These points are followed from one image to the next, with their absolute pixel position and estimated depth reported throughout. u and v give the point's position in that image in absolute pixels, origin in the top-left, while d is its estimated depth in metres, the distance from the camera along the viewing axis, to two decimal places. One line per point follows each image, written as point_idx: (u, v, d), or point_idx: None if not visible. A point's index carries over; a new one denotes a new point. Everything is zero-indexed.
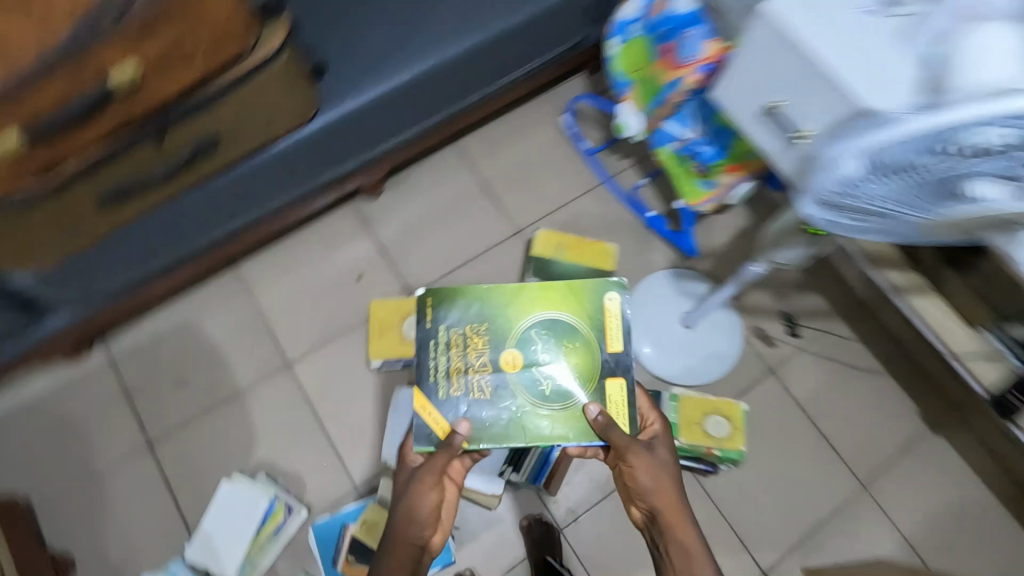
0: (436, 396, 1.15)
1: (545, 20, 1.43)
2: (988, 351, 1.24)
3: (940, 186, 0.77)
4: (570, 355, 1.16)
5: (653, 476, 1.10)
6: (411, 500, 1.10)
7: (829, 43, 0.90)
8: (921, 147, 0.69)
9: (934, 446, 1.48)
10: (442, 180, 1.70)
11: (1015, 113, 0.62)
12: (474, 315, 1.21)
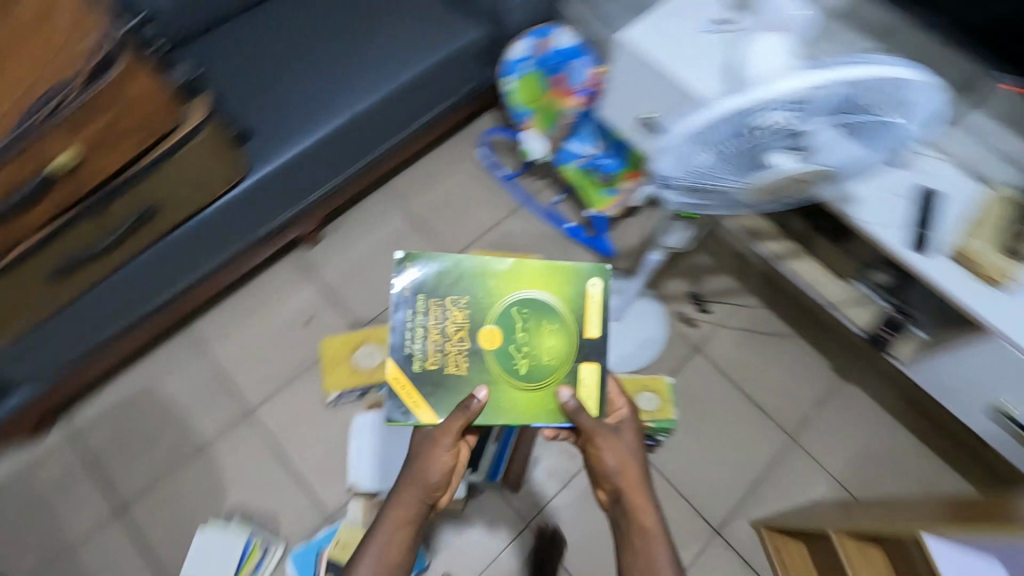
0: (407, 362, 0.99)
1: (440, 74, 1.54)
2: (858, 297, 1.34)
3: (745, 160, 0.87)
4: (547, 339, 1.01)
5: (616, 458, 1.02)
6: (424, 457, 1.00)
7: (670, 61, 1.19)
8: (728, 127, 0.80)
9: (846, 393, 1.67)
10: (380, 222, 1.81)
11: (796, 92, 0.74)
12: (456, 281, 1.02)
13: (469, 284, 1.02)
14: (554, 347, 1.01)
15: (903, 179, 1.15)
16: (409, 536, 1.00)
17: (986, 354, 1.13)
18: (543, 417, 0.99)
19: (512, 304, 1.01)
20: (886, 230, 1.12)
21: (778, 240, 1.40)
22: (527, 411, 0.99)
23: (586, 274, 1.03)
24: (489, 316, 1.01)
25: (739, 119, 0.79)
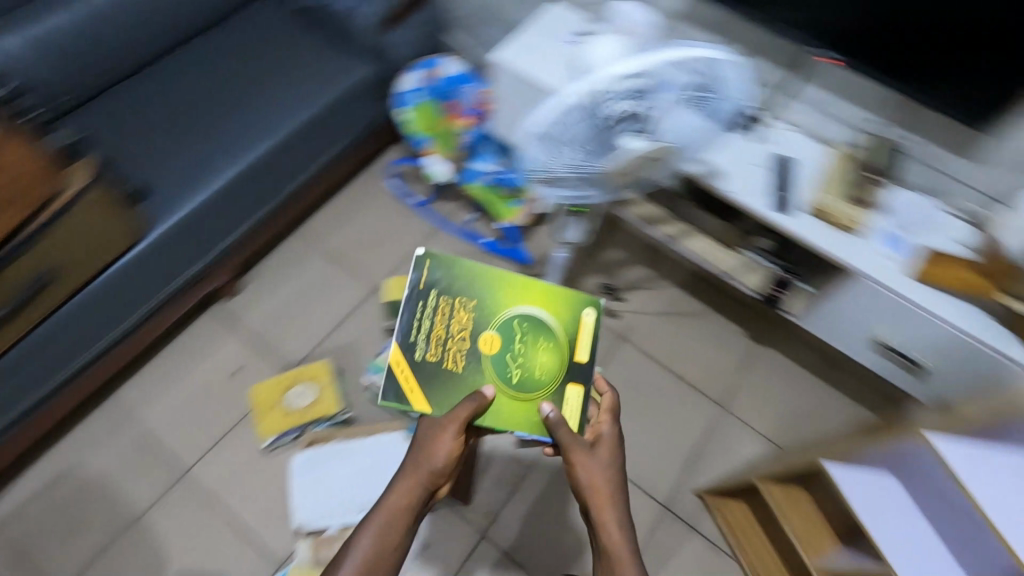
0: (411, 351, 1.03)
1: (335, 112, 1.60)
2: (748, 263, 1.46)
3: (601, 149, 0.95)
4: (540, 354, 1.05)
5: (588, 474, 0.97)
6: (429, 443, 0.97)
7: (544, 74, 1.31)
8: (577, 113, 0.89)
9: (763, 357, 1.79)
10: (299, 264, 1.82)
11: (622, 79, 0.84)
12: (467, 283, 1.08)
13: (478, 287, 1.08)
14: (548, 365, 1.04)
15: (759, 151, 1.28)
16: (405, 526, 0.95)
17: (857, 294, 1.24)
18: (528, 428, 1.00)
19: (516, 315, 1.06)
20: (753, 197, 1.24)
21: (669, 223, 1.52)
22: (512, 418, 1.00)
23: (583, 303, 1.10)
24: (491, 321, 1.05)
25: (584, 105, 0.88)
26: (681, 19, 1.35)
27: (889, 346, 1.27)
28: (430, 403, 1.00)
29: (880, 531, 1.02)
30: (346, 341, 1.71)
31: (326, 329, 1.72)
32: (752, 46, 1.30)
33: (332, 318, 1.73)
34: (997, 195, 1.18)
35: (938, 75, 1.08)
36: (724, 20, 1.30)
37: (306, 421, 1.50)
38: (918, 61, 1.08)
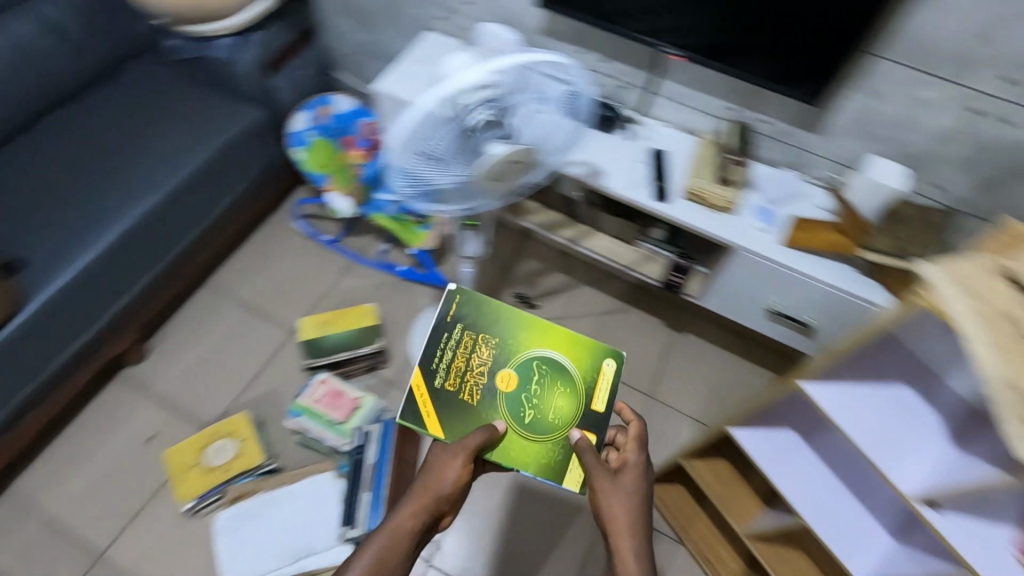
0: (431, 378, 1.06)
1: (224, 159, 1.58)
2: (646, 254, 1.54)
3: (469, 154, 0.99)
4: (556, 397, 1.05)
5: (612, 504, 0.97)
6: (437, 467, 0.97)
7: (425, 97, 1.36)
8: (435, 121, 0.92)
9: (683, 343, 1.86)
10: (210, 318, 1.77)
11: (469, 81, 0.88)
12: (490, 321, 1.11)
13: (501, 324, 1.11)
14: (562, 410, 1.05)
15: (636, 148, 1.39)
16: (405, 555, 0.91)
17: (739, 267, 1.33)
18: (537, 469, 1.01)
19: (537, 357, 1.08)
20: (632, 190, 1.32)
21: (569, 226, 1.59)
22: (519, 456, 1.01)
23: (603, 353, 1.10)
24: (512, 360, 1.07)
25: (439, 112, 0.91)
26: (545, 34, 1.43)
27: (779, 311, 1.37)
28: (447, 431, 1.02)
29: (788, 484, 1.07)
30: (267, 389, 1.66)
31: (246, 379, 1.67)
32: (611, 52, 1.38)
33: (250, 369, 1.69)
34: (845, 162, 1.31)
35: (771, 62, 1.18)
36: (585, 32, 1.38)
37: (229, 477, 1.45)
38: (769, 54, 1.17)
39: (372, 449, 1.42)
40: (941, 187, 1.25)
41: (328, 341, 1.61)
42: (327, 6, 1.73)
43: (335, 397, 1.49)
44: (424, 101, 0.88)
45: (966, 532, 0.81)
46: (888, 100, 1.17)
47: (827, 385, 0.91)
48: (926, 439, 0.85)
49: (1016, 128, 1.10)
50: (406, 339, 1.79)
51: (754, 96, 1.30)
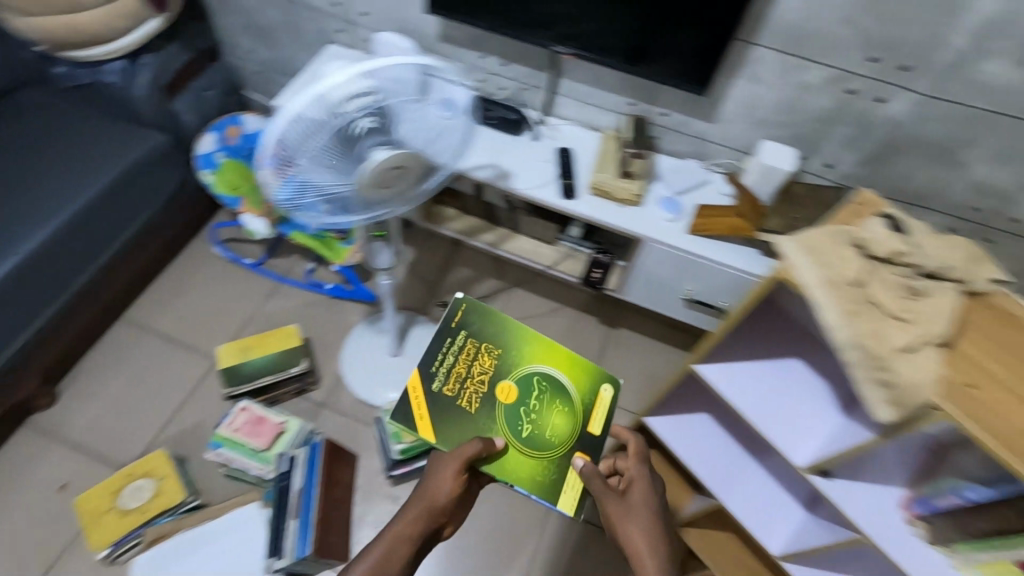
0: (430, 382, 1.06)
1: (123, 187, 1.52)
2: (566, 253, 1.56)
3: (351, 158, 0.96)
4: (551, 415, 1.08)
5: (620, 527, 1.00)
6: (432, 475, 1.00)
7: None
8: (311, 125, 0.89)
9: (618, 338, 1.88)
10: (125, 353, 1.69)
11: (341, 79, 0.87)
12: (495, 331, 1.12)
13: (505, 336, 1.12)
14: (560, 430, 1.08)
15: (542, 148, 1.40)
16: (407, 561, 0.97)
17: (649, 258, 1.34)
18: (532, 485, 1.03)
19: (540, 373, 1.10)
20: (539, 189, 1.33)
21: (488, 231, 1.59)
22: (512, 470, 1.03)
23: (602, 377, 1.13)
24: (515, 372, 1.09)
25: (312, 117, 0.88)
26: (445, 40, 1.43)
27: (694, 298, 1.39)
28: (446, 438, 1.04)
29: (703, 467, 1.08)
30: (190, 422, 1.60)
31: (166, 414, 1.60)
32: (510, 55, 1.39)
33: (171, 402, 1.62)
34: (741, 148, 1.36)
35: (661, 54, 1.20)
36: (483, 36, 1.39)
37: (147, 518, 1.38)
38: (656, 50, 1.20)
39: (298, 475, 1.38)
40: (830, 165, 1.32)
41: (247, 368, 1.55)
42: (228, 23, 1.69)
43: (258, 423, 1.44)
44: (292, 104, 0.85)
45: (854, 496, 0.83)
46: (772, 86, 1.22)
47: (724, 365, 0.94)
48: (815, 411, 0.88)
49: (888, 104, 1.16)
50: (337, 358, 1.75)
51: (651, 89, 1.33)
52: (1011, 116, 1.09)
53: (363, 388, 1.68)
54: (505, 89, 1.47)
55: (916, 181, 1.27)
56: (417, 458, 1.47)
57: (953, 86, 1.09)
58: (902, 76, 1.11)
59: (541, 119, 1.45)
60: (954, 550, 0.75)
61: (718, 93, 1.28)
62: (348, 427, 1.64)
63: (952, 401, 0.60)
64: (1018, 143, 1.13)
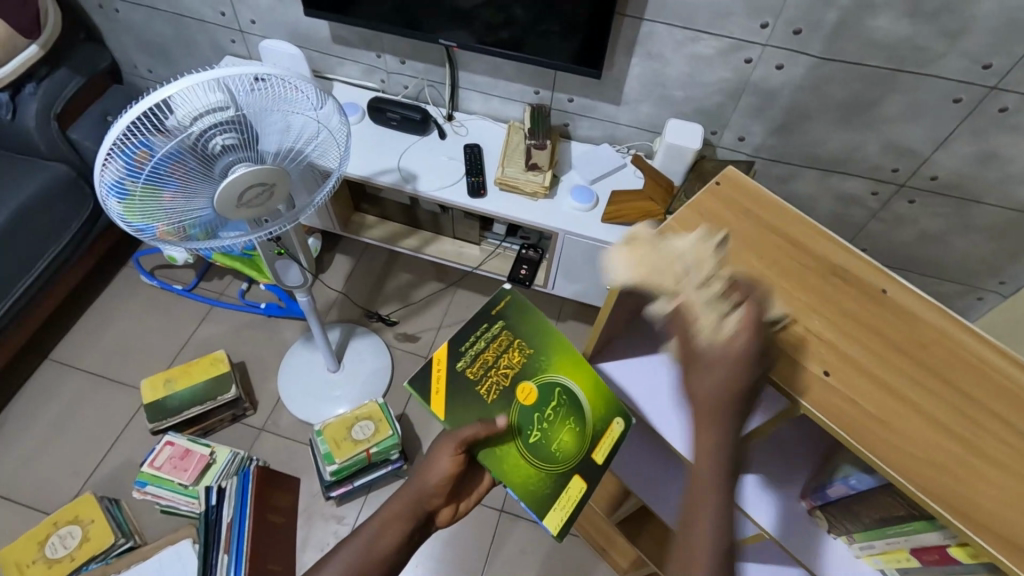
0: (455, 360, 0.77)
1: (25, 225, 1.46)
2: (493, 251, 1.54)
3: (210, 175, 0.90)
4: (558, 432, 0.77)
5: (713, 406, 0.55)
6: (423, 458, 0.75)
7: None
8: (152, 140, 0.82)
9: (567, 330, 1.81)
10: (54, 394, 1.64)
11: (179, 91, 0.82)
12: (530, 329, 0.80)
13: (543, 333, 0.80)
14: (567, 450, 0.77)
15: (449, 147, 1.35)
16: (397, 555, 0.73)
17: (566, 249, 1.30)
18: (522, 494, 0.73)
19: (564, 386, 0.79)
20: (447, 189, 1.28)
21: (410, 235, 1.55)
22: (511, 473, 0.74)
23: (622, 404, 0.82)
24: (544, 376, 0.78)
25: (153, 131, 0.82)
26: (338, 42, 1.37)
27: None
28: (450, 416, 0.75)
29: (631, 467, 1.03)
30: (122, 461, 1.55)
31: (97, 454, 1.55)
32: (404, 52, 1.34)
33: (102, 441, 1.57)
34: (651, 128, 1.32)
35: (550, 40, 1.16)
36: (374, 36, 1.33)
37: (77, 565, 1.33)
38: (544, 33, 1.15)
39: (228, 506, 1.36)
40: (742, 138, 1.28)
41: (171, 399, 1.51)
42: (125, 44, 1.63)
43: (182, 457, 1.42)
44: (123, 118, 0.80)
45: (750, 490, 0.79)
46: (669, 61, 1.17)
47: (612, 363, 0.90)
48: None
49: (786, 71, 1.12)
50: (275, 379, 1.70)
51: (553, 75, 1.28)
52: (909, 71, 1.06)
53: (302, 407, 1.63)
54: (408, 88, 1.42)
55: (831, 146, 1.23)
56: (353, 475, 1.43)
57: (846, 46, 1.05)
58: (796, 40, 1.07)
59: (447, 115, 1.40)
60: (855, 539, 0.72)
61: (617, 73, 1.23)
62: (289, 450, 1.59)
63: (801, 390, 0.58)
64: (922, 99, 1.09)
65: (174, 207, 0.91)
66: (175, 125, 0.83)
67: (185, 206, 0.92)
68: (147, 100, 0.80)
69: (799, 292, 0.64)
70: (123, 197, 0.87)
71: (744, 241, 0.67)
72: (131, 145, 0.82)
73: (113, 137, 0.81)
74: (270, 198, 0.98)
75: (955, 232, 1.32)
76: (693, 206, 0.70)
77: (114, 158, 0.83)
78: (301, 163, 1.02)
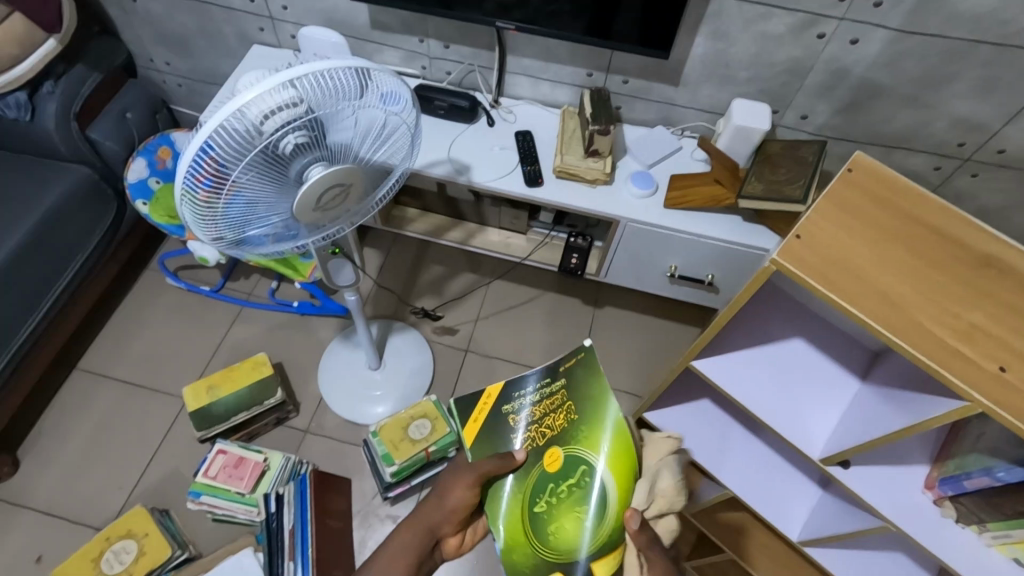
0: (505, 414, 0.81)
1: (53, 231, 1.39)
2: (539, 241, 1.50)
3: (284, 180, 0.84)
4: (564, 517, 0.75)
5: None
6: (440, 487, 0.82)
7: None
8: (230, 148, 0.77)
9: (606, 317, 1.79)
10: (87, 407, 1.58)
11: (258, 94, 0.75)
12: (593, 401, 0.79)
13: (600, 410, 0.78)
14: (567, 536, 0.74)
15: (500, 135, 1.30)
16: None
17: (627, 238, 1.26)
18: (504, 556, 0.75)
19: (590, 465, 0.76)
20: (502, 179, 1.24)
21: (455, 228, 1.50)
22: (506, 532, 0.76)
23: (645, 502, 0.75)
24: (573, 448, 0.77)
25: (232, 139, 0.76)
26: (378, 27, 1.31)
27: (679, 274, 1.31)
28: (476, 448, 0.80)
29: (709, 456, 1.03)
30: (167, 471, 1.51)
31: (140, 466, 1.51)
32: (450, 36, 1.28)
33: (143, 452, 1.53)
34: (709, 109, 1.28)
35: (610, 20, 1.11)
36: (419, 20, 1.27)
37: None
38: (606, 12, 1.09)
39: (289, 512, 1.35)
40: (805, 117, 1.25)
41: (216, 408, 1.45)
42: (140, 37, 1.54)
43: (236, 465, 1.39)
44: (204, 124, 0.74)
45: (875, 485, 0.77)
46: (735, 39, 1.13)
47: (714, 358, 0.87)
48: (827, 381, 0.83)
49: (860, 46, 1.09)
50: (315, 379, 1.66)
51: (609, 55, 1.23)
52: (992, 44, 1.02)
53: (348, 407, 1.60)
54: (451, 74, 1.37)
55: (898, 123, 1.20)
56: (410, 476, 1.40)
57: (927, 19, 1.02)
58: (874, 14, 1.03)
59: (494, 101, 1.35)
60: (987, 528, 0.71)
61: (679, 54, 1.19)
62: (338, 451, 1.55)
63: (981, 389, 0.56)
64: (1000, 73, 1.06)
65: (245, 212, 0.87)
66: (251, 129, 0.77)
67: (258, 210, 0.87)
68: (227, 106, 0.74)
69: (954, 285, 0.63)
70: (193, 203, 0.82)
71: (889, 233, 0.66)
72: (206, 153, 0.77)
73: (190, 146, 0.76)
74: (342, 198, 0.94)
75: (1017, 208, 1.30)
76: (827, 197, 0.68)
77: (189, 169, 0.77)
78: (371, 163, 0.96)
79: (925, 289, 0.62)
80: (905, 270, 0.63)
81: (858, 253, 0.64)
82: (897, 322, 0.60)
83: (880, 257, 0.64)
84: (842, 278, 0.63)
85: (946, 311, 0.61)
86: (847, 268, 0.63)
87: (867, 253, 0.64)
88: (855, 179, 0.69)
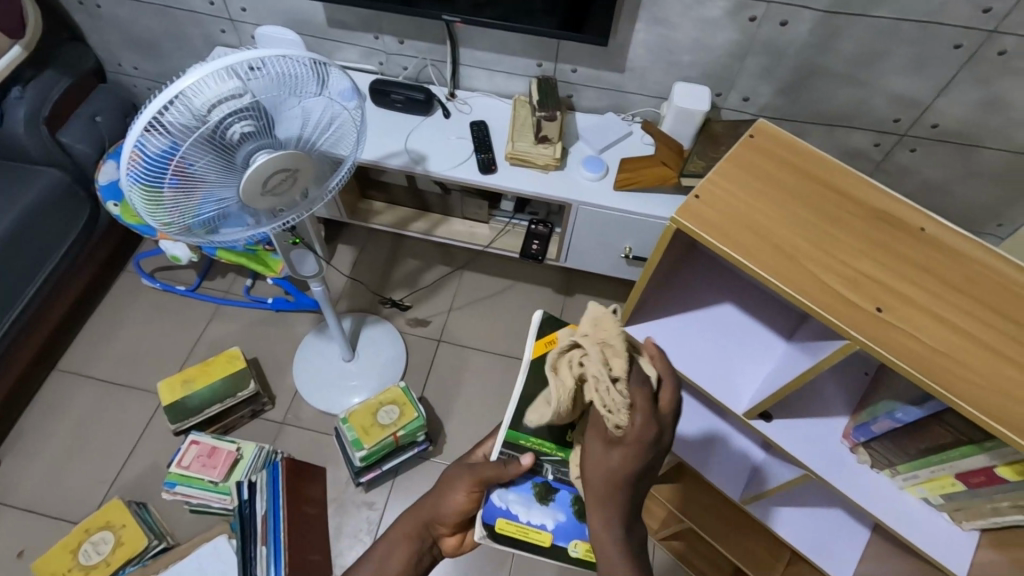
0: None
1: (26, 233, 1.42)
2: (502, 229, 1.54)
3: (229, 165, 0.88)
4: None
5: (606, 483, 0.63)
6: (442, 487, 0.80)
7: None
8: (172, 134, 0.81)
9: (576, 303, 1.83)
10: (66, 406, 1.61)
11: (193, 82, 0.79)
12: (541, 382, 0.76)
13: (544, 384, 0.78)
14: None
15: (456, 126, 1.35)
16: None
17: (580, 221, 1.30)
18: None
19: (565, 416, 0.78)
20: (457, 167, 1.28)
21: (419, 219, 1.54)
22: None
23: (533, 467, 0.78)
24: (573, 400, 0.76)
25: (171, 125, 0.80)
26: (337, 25, 1.35)
27: (634, 255, 1.36)
28: None
29: None
30: (146, 465, 1.54)
31: (119, 462, 1.54)
32: (406, 32, 1.33)
33: (123, 448, 1.56)
34: (657, 94, 1.33)
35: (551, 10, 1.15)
36: (375, 18, 1.31)
37: (113, 570, 1.32)
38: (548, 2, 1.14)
39: (261, 500, 1.37)
40: (747, 99, 1.30)
41: (189, 400, 1.49)
42: (109, 42, 1.58)
43: (210, 454, 1.43)
44: (145, 112, 0.78)
45: (796, 437, 0.81)
46: (674, 25, 1.18)
47: (650, 323, 0.91)
48: (757, 342, 0.88)
49: (791, 28, 1.14)
50: (291, 372, 1.69)
51: (557, 45, 1.27)
52: (914, 21, 1.07)
53: (321, 397, 1.63)
54: (408, 69, 1.42)
55: (835, 101, 1.25)
56: (381, 460, 1.44)
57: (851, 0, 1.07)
58: None
59: (451, 94, 1.39)
60: (898, 470, 0.76)
61: (622, 40, 1.23)
62: (314, 441, 1.59)
63: (861, 328, 0.60)
64: (926, 49, 1.11)
65: (195, 199, 0.91)
66: (191, 116, 0.80)
67: (207, 197, 0.91)
68: (165, 94, 0.78)
69: (846, 237, 0.68)
70: (144, 191, 0.86)
71: (789, 191, 0.71)
72: (149, 140, 0.81)
73: (133, 134, 0.80)
74: (290, 184, 0.97)
75: (960, 181, 1.35)
76: (733, 161, 0.73)
77: (134, 157, 0.81)
78: (318, 148, 1.00)
79: (819, 241, 0.67)
80: (803, 224, 0.68)
81: (758, 210, 0.69)
82: (790, 271, 0.65)
83: (781, 213, 0.69)
84: (743, 234, 0.67)
85: (836, 262, 0.66)
86: (747, 224, 0.68)
87: (767, 210, 0.69)
88: (758, 144, 0.75)
